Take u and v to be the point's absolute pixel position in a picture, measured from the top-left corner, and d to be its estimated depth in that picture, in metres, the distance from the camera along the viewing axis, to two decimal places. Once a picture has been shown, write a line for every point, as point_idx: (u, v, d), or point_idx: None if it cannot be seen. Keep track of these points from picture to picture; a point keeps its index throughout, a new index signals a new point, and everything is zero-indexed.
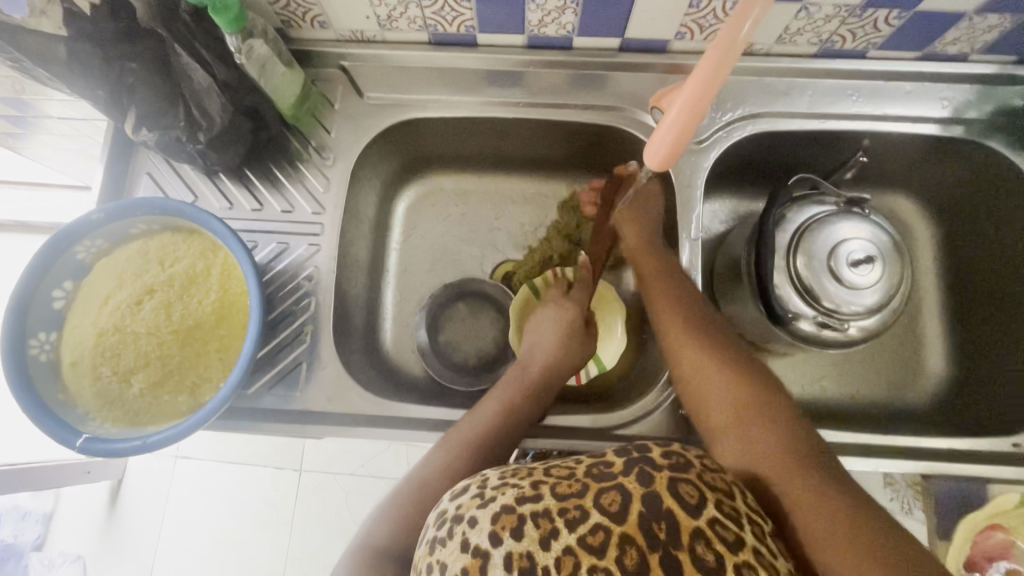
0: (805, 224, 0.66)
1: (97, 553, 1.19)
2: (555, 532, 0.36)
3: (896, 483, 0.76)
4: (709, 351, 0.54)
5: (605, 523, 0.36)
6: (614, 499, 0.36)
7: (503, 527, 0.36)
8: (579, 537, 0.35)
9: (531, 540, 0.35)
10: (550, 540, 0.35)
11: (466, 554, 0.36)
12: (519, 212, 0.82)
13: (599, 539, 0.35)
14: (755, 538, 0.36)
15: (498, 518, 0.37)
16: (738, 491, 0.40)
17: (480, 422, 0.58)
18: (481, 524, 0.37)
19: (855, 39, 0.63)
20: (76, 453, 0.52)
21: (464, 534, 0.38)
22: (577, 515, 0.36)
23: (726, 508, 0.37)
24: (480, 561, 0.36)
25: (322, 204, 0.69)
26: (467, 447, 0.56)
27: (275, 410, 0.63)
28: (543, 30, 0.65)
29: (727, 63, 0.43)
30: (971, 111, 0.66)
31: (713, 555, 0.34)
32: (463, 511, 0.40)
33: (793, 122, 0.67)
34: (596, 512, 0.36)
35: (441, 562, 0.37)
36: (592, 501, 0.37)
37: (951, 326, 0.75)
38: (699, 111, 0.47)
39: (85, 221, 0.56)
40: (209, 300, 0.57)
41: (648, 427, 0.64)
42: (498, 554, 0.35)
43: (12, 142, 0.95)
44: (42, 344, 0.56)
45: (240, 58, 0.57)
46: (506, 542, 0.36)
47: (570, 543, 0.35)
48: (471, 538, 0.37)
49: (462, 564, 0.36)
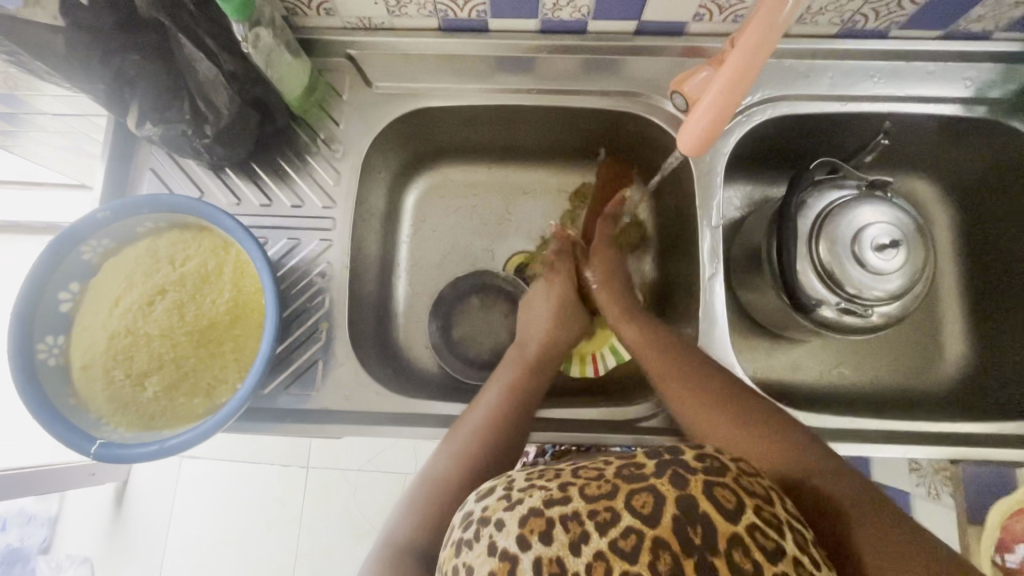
0: (827, 209, 0.65)
1: (105, 554, 1.18)
2: (586, 536, 0.34)
3: (920, 469, 0.73)
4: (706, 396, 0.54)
5: (637, 526, 0.34)
6: (646, 501, 0.35)
7: (531, 530, 0.35)
8: (610, 541, 0.34)
9: (561, 545, 0.34)
10: (581, 545, 0.34)
11: (493, 557, 0.35)
12: (530, 202, 0.81)
13: (631, 544, 0.34)
14: (796, 547, 0.35)
15: (526, 520, 0.36)
16: (775, 495, 0.39)
17: (490, 407, 0.58)
18: (508, 527, 0.36)
19: (879, 17, 0.61)
20: (90, 460, 0.50)
21: (492, 536, 0.36)
22: (608, 517, 0.35)
23: (764, 514, 0.36)
24: (509, 565, 0.34)
25: (333, 198, 0.67)
26: (482, 434, 0.55)
27: (291, 410, 0.62)
28: (557, 14, 0.63)
29: (764, 50, 0.43)
30: (993, 91, 0.65)
31: (751, 564, 0.32)
32: (488, 513, 0.38)
33: (814, 105, 0.66)
34: (628, 515, 0.35)
35: (467, 565, 0.36)
36: (623, 503, 0.35)
37: (969, 309, 0.75)
38: (734, 97, 0.46)
39: (91, 220, 0.54)
40: (222, 299, 0.56)
41: (672, 420, 0.63)
42: (527, 558, 0.34)
43: (6, 142, 0.92)
44: (49, 348, 0.53)
45: (246, 48, 0.54)
46: (535, 546, 0.34)
47: (601, 547, 0.34)
48: (498, 540, 0.36)
49: (489, 567, 0.35)
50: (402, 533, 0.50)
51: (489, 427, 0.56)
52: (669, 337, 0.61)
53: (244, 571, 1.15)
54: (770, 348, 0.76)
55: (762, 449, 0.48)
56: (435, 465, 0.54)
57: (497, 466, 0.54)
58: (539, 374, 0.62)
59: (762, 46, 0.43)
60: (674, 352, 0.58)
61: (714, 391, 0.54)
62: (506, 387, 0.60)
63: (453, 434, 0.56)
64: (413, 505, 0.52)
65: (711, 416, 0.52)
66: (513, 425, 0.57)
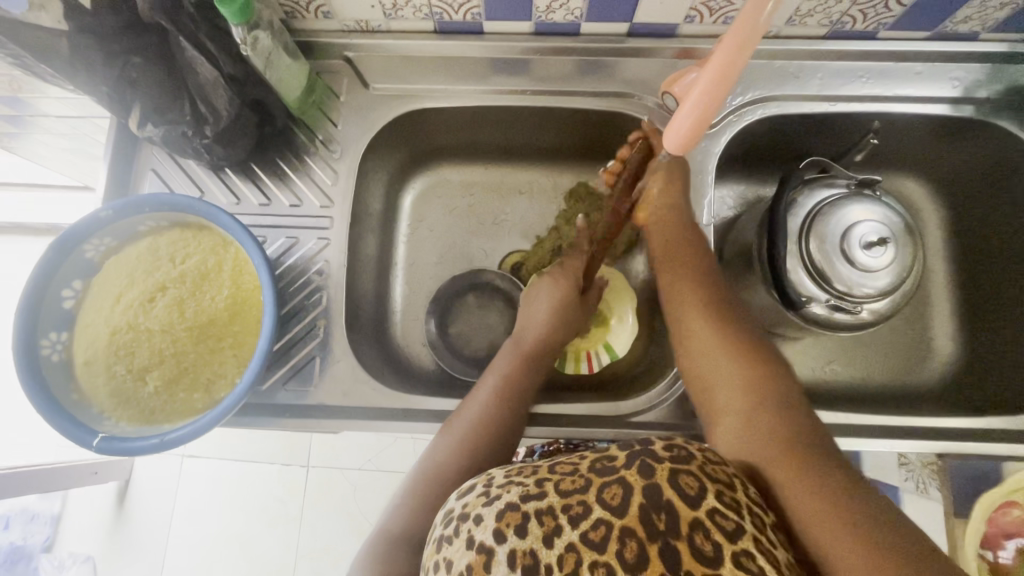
0: (816, 208, 0.66)
1: (108, 552, 1.20)
2: (558, 530, 0.35)
3: (908, 463, 0.75)
4: (722, 334, 0.53)
5: (605, 517, 0.35)
6: (616, 493, 0.36)
7: (507, 524, 0.36)
8: (581, 533, 0.35)
9: (535, 538, 0.35)
10: (552, 538, 0.35)
11: (471, 551, 0.36)
12: (526, 202, 0.82)
13: (600, 534, 0.35)
14: (756, 528, 0.36)
15: (503, 515, 0.37)
16: (739, 482, 0.39)
17: (489, 399, 0.58)
18: (487, 521, 0.37)
19: (867, 19, 0.62)
20: (93, 453, 0.51)
21: (470, 531, 0.37)
22: (579, 511, 0.36)
23: (727, 498, 0.36)
24: (485, 558, 0.35)
25: (330, 198, 0.68)
26: (478, 426, 0.56)
27: (288, 406, 0.63)
28: (550, 16, 0.64)
29: (749, 44, 0.42)
30: (981, 91, 0.65)
31: (712, 545, 0.33)
32: (469, 509, 0.39)
33: (803, 106, 0.67)
34: (598, 507, 0.36)
35: (447, 560, 0.37)
36: (594, 496, 0.36)
37: (960, 307, 0.75)
38: (720, 91, 0.45)
39: (92, 220, 0.55)
40: (221, 296, 0.57)
41: (663, 415, 0.64)
42: (502, 552, 0.35)
43: (11, 143, 0.94)
44: (53, 344, 0.55)
45: (245, 50, 0.55)
46: (510, 539, 0.35)
47: (572, 539, 0.35)
48: (476, 535, 0.36)
49: (467, 560, 0.35)
50: (399, 527, 0.51)
51: (487, 421, 0.57)
52: (716, 294, 0.57)
53: (245, 569, 1.16)
54: None
55: (757, 394, 0.48)
56: (433, 454, 0.55)
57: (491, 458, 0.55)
58: (538, 368, 0.62)
59: (746, 43, 0.42)
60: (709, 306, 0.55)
61: (729, 331, 0.53)
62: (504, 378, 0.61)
63: (455, 420, 0.58)
64: (410, 497, 0.53)
65: (713, 358, 0.52)
66: (507, 423, 0.57)
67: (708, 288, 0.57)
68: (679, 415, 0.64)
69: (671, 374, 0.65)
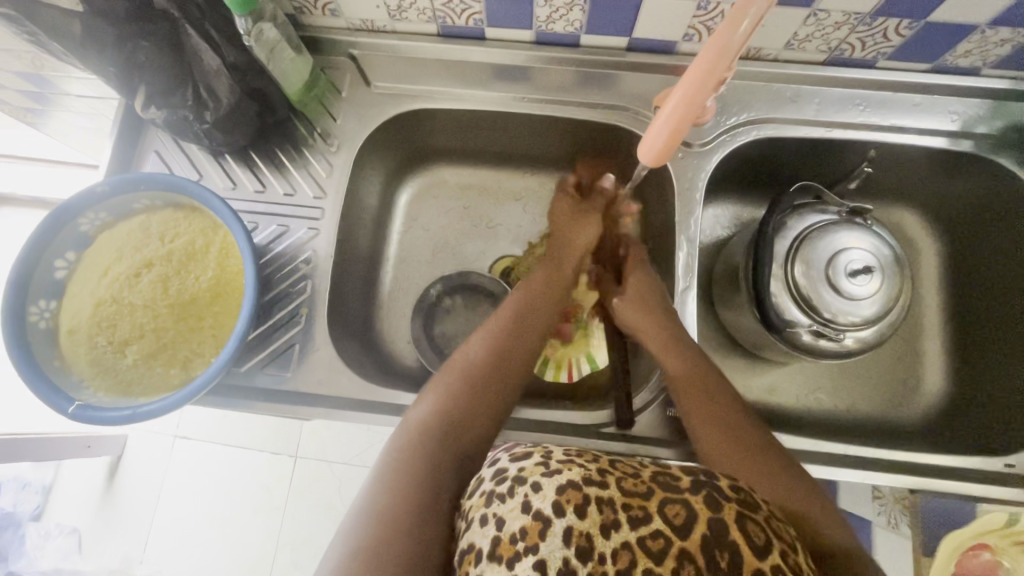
0: (805, 232, 0.65)
1: (93, 525, 1.21)
2: (617, 525, 0.36)
3: (882, 496, 0.72)
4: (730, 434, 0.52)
5: (666, 531, 0.36)
6: (679, 512, 0.37)
7: (568, 501, 0.37)
8: (639, 537, 0.36)
9: (592, 523, 0.36)
10: (611, 530, 0.36)
11: (525, 515, 0.37)
12: (520, 209, 0.82)
13: (659, 545, 0.35)
14: None
15: (565, 490, 0.38)
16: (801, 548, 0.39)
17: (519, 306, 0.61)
18: (545, 491, 0.38)
19: (865, 47, 0.62)
20: (67, 419, 0.53)
21: (526, 496, 0.38)
22: (639, 515, 0.37)
23: (791, 561, 0.36)
24: (540, 526, 0.36)
25: (323, 188, 0.70)
26: (510, 330, 0.58)
27: (265, 389, 0.64)
28: (551, 27, 0.65)
29: (719, 66, 0.42)
30: (981, 126, 0.65)
31: None
32: (525, 474, 0.40)
33: (796, 130, 0.67)
34: (659, 519, 0.36)
35: (498, 516, 0.38)
36: (657, 507, 0.37)
37: (952, 345, 0.74)
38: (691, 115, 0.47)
39: (89, 194, 0.57)
40: (205, 277, 0.58)
41: (638, 428, 0.63)
42: (559, 523, 0.36)
43: (32, 119, 0.98)
44: (41, 311, 0.56)
45: (248, 40, 0.57)
46: (568, 516, 0.36)
47: (629, 539, 0.36)
48: (533, 501, 0.38)
49: (521, 522, 0.37)
50: None
51: (515, 333, 0.58)
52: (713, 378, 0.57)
53: (224, 554, 1.17)
54: (747, 369, 0.76)
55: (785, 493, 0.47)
56: (468, 352, 0.57)
57: (507, 380, 0.56)
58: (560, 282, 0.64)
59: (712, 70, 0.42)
60: (714, 393, 0.56)
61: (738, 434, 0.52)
62: (526, 305, 0.61)
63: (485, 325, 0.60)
64: (439, 387, 0.54)
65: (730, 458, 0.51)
66: (524, 346, 0.58)
67: (705, 387, 0.56)
68: (653, 429, 0.63)
69: (647, 388, 0.65)
